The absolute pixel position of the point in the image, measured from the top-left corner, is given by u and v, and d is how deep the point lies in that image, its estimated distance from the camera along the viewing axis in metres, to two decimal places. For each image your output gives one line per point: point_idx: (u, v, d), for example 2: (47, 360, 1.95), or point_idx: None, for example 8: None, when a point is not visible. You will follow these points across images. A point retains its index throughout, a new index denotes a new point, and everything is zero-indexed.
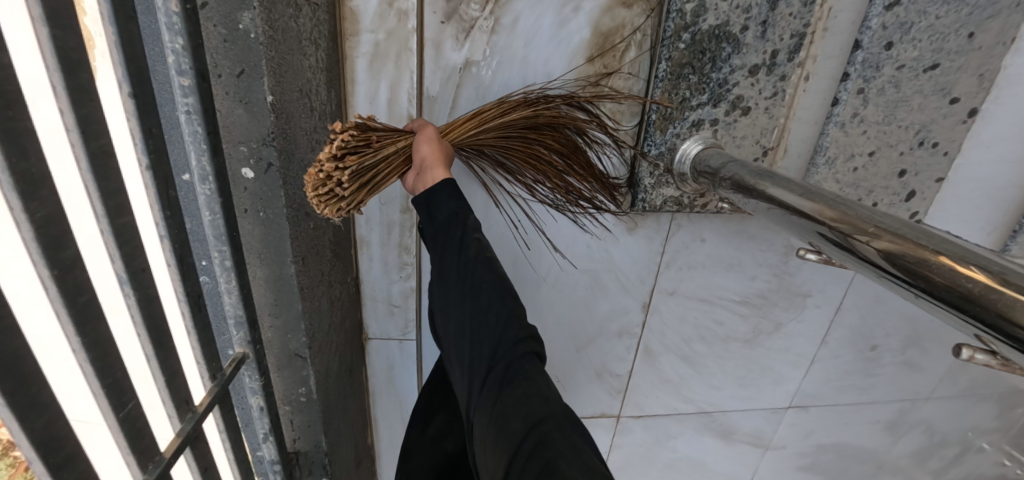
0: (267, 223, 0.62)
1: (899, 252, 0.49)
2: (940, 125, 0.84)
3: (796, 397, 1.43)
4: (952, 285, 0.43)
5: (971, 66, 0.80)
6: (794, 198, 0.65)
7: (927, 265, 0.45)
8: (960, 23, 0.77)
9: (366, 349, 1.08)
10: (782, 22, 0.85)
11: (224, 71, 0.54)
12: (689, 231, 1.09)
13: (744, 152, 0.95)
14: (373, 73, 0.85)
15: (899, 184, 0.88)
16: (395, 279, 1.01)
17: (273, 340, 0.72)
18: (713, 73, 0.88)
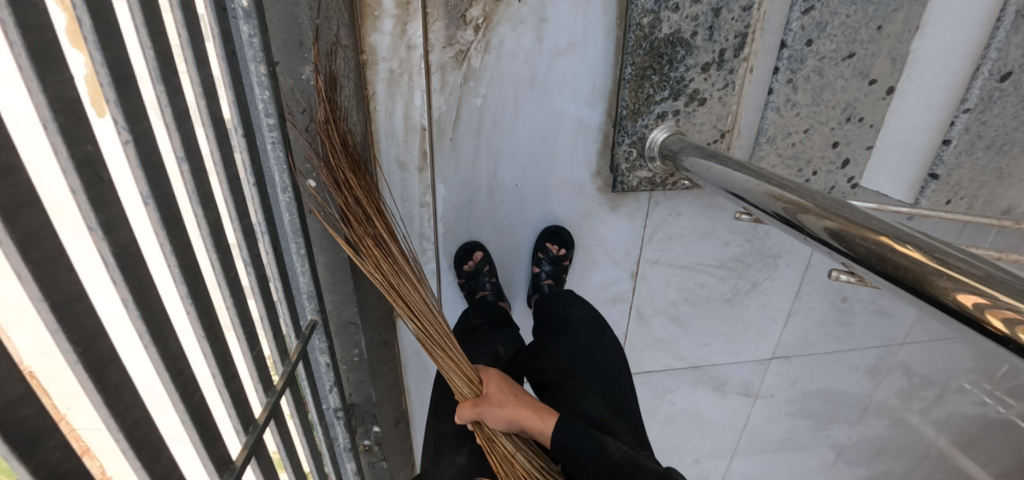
0: (326, 219, 0.82)
1: (843, 229, 0.55)
2: (864, 102, 1.01)
3: (779, 349, 1.61)
4: (885, 260, 0.49)
5: (884, 52, 0.96)
6: (764, 188, 0.73)
7: (863, 241, 0.52)
8: (869, 18, 0.93)
9: (397, 324, 1.29)
10: (726, 25, 1.03)
11: (291, 109, 0.73)
12: (666, 206, 1.27)
13: (704, 136, 1.13)
14: (391, 94, 1.04)
15: (834, 154, 1.05)
16: (417, 263, 1.22)
17: (333, 311, 0.92)
18: (671, 73, 1.05)
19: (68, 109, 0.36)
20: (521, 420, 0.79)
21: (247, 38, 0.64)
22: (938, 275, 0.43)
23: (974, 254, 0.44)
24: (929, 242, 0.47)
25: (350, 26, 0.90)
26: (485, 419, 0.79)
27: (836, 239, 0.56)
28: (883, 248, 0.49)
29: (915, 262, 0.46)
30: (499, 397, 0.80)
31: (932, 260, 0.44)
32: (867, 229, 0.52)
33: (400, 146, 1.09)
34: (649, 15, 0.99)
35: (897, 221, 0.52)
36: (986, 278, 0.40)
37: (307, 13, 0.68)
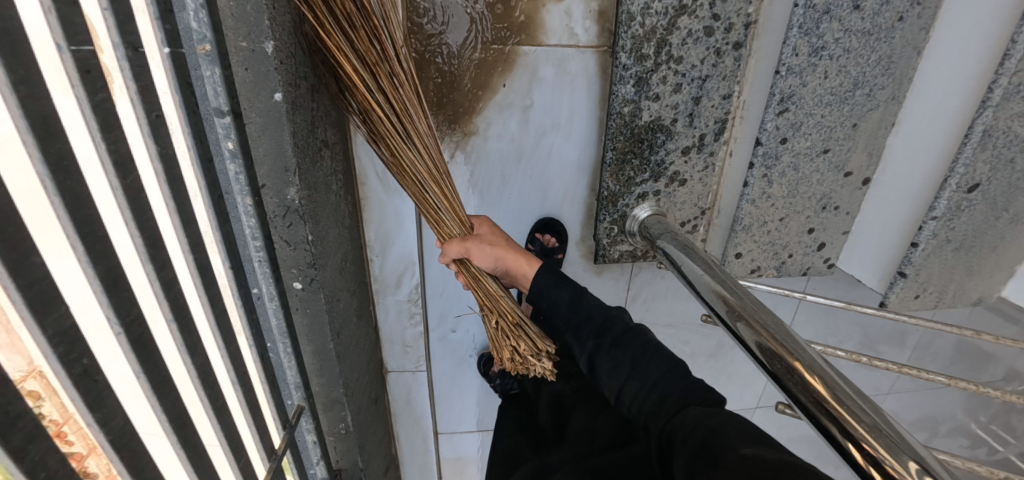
0: (313, 315, 0.88)
1: (771, 351, 0.64)
2: (839, 193, 1.03)
3: (764, 396, 1.64)
4: (807, 394, 0.57)
5: (860, 147, 0.98)
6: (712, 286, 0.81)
7: (790, 372, 0.60)
8: (844, 118, 0.94)
9: (387, 379, 1.35)
10: (706, 112, 1.05)
11: (278, 224, 0.78)
12: (649, 270, 1.31)
13: (685, 213, 1.15)
14: (379, 176, 1.06)
15: (810, 239, 1.07)
16: (407, 325, 1.27)
17: (320, 391, 0.98)
18: (652, 157, 1.08)
19: (64, 341, 0.45)
20: (512, 259, 0.91)
21: (234, 174, 0.69)
22: (840, 418, 0.52)
23: (871, 403, 0.53)
24: (836, 382, 0.56)
25: (339, 121, 0.95)
26: (473, 248, 0.91)
27: (763, 355, 0.65)
28: (804, 382, 0.58)
29: (826, 402, 0.55)
30: (482, 249, 0.91)
31: (839, 404, 0.53)
32: (792, 360, 0.61)
33: (387, 221, 1.12)
34: (629, 105, 1.02)
35: (819, 355, 0.61)
36: (875, 432, 0.49)
37: (291, 142, 0.73)
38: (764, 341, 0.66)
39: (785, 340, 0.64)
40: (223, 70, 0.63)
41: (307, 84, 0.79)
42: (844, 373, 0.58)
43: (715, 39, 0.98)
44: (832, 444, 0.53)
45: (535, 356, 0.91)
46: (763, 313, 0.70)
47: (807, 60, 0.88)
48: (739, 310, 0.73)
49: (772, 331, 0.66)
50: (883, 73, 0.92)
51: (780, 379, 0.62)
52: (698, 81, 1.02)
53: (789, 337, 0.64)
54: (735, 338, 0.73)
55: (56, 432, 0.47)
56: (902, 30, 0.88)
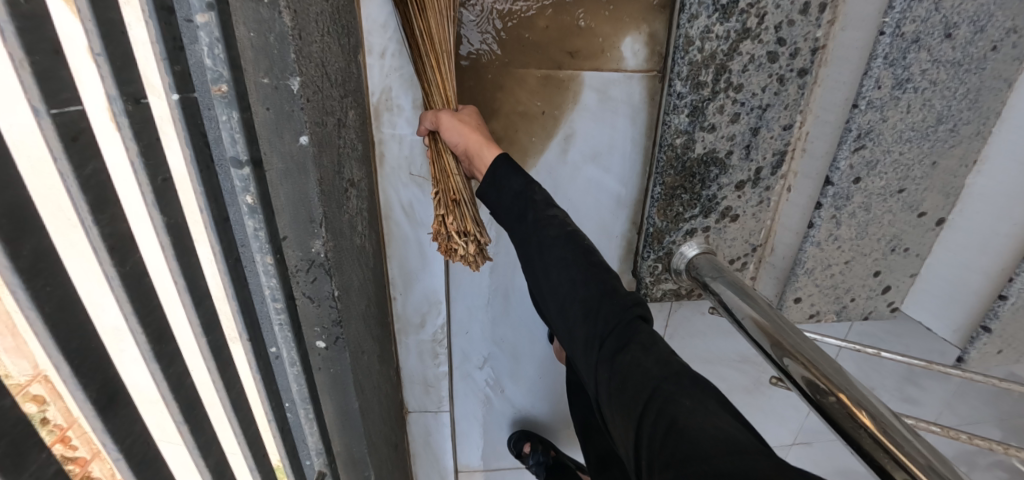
0: (337, 375, 0.78)
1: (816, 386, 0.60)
2: (910, 234, 0.94)
3: (800, 433, 1.55)
4: (869, 444, 0.52)
5: (936, 186, 0.89)
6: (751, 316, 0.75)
7: (848, 418, 0.55)
8: (923, 155, 0.86)
9: (407, 420, 1.25)
10: (764, 144, 0.96)
11: (300, 280, 0.68)
12: (689, 307, 1.21)
13: (735, 250, 1.06)
14: (406, 210, 0.97)
15: (875, 282, 0.98)
16: (429, 365, 1.17)
17: (341, 452, 0.88)
18: (704, 191, 0.98)
19: None
20: (468, 137, 0.77)
21: (252, 231, 0.59)
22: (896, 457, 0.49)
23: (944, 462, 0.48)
24: (889, 420, 0.52)
25: (364, 154, 0.85)
26: (443, 117, 0.78)
27: (812, 392, 0.60)
28: (867, 433, 0.52)
29: (881, 443, 0.51)
30: (452, 124, 0.78)
31: (909, 462, 0.48)
32: (850, 403, 0.55)
33: (413, 258, 1.03)
34: (682, 136, 0.93)
35: (879, 400, 0.55)
36: (927, 470, 0.47)
37: (318, 190, 0.63)
38: (814, 379, 0.60)
39: (840, 380, 0.59)
40: (243, 114, 0.53)
41: (334, 120, 0.69)
42: (909, 423, 0.52)
43: (778, 65, 0.89)
44: None
45: (460, 236, 0.80)
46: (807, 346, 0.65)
47: (890, 93, 0.79)
48: (784, 341, 0.68)
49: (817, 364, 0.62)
50: (969, 107, 0.83)
51: (835, 425, 0.56)
52: (757, 110, 0.93)
53: (842, 375, 0.59)
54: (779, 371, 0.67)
55: (59, 437, 0.42)
56: (995, 61, 0.79)
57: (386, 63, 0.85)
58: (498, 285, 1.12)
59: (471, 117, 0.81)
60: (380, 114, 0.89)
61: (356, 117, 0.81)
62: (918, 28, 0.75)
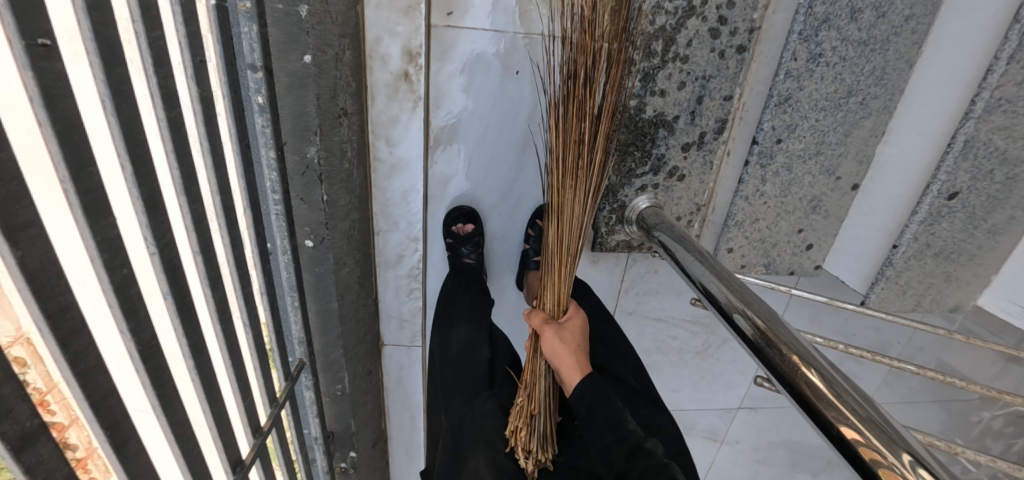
0: (320, 275, 0.91)
1: (776, 351, 0.73)
2: (829, 196, 1.08)
3: (747, 400, 1.65)
4: (799, 378, 0.68)
5: (851, 154, 1.04)
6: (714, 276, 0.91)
7: (780, 356, 0.72)
8: (836, 125, 1.00)
9: (382, 352, 1.38)
10: (707, 111, 1.10)
11: (296, 181, 0.82)
12: (644, 264, 1.35)
13: (682, 207, 1.20)
14: (392, 149, 1.12)
15: (798, 238, 1.13)
16: (405, 300, 1.30)
17: (320, 351, 1.00)
18: (653, 150, 1.13)
19: (112, 249, 0.46)
20: (567, 361, 0.85)
21: (260, 128, 0.73)
22: (837, 408, 0.62)
23: (860, 394, 0.63)
24: (834, 378, 0.65)
25: (357, 94, 0.99)
26: (551, 335, 0.86)
27: (760, 343, 0.76)
28: (794, 366, 0.69)
29: (826, 397, 0.63)
30: (553, 339, 0.86)
31: (833, 392, 0.63)
32: (779, 340, 0.73)
33: (396, 192, 1.16)
34: (635, 98, 1.08)
35: (807, 341, 0.72)
36: (869, 422, 0.59)
37: (315, 103, 0.77)
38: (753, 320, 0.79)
39: (772, 324, 0.77)
40: (260, 28, 0.67)
41: (333, 52, 0.83)
42: (833, 364, 0.68)
43: (720, 41, 1.04)
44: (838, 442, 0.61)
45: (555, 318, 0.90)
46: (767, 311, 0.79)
47: (805, 64, 0.94)
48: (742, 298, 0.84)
49: (775, 329, 0.75)
50: (876, 83, 0.97)
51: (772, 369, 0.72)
52: (701, 80, 1.08)
53: (777, 320, 0.77)
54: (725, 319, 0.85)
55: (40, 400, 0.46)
56: (897, 44, 0.94)
57: (382, 17, 0.99)
58: None
59: (574, 335, 0.88)
60: (373, 63, 1.03)
61: (354, 57, 0.96)
62: (827, 9, 0.89)
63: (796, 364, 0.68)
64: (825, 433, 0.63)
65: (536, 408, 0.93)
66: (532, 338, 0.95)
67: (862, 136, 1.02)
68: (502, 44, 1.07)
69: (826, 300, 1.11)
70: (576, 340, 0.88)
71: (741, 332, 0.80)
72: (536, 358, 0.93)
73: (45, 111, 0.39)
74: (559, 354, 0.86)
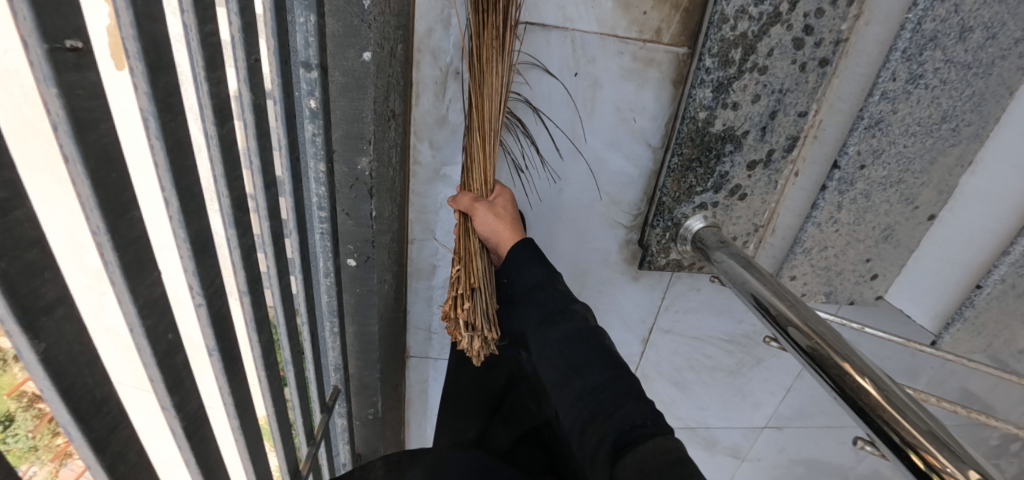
0: (361, 296, 0.82)
1: (827, 357, 0.68)
2: (903, 226, 1.01)
3: (774, 419, 1.60)
4: (853, 387, 0.63)
5: (934, 183, 0.96)
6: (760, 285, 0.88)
7: (833, 365, 0.67)
8: (925, 151, 0.92)
9: (407, 364, 1.29)
10: (779, 128, 1.02)
11: (342, 195, 0.72)
12: (687, 282, 1.27)
13: (740, 227, 1.12)
14: (435, 153, 1.01)
15: (865, 268, 1.06)
16: (435, 312, 1.21)
17: (354, 374, 0.92)
18: (717, 167, 1.05)
19: (156, 312, 0.36)
20: (501, 231, 0.79)
21: (310, 136, 0.63)
22: (891, 415, 0.57)
23: (918, 405, 0.57)
24: (896, 393, 0.59)
25: (402, 92, 0.89)
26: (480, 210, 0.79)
27: (812, 354, 0.71)
28: (847, 374, 0.65)
29: (881, 404, 0.58)
30: (488, 219, 0.79)
31: (887, 399, 0.58)
32: (834, 350, 0.69)
33: (435, 198, 1.06)
34: (704, 110, 0.99)
35: (860, 352, 0.67)
36: (924, 430, 0.53)
37: (372, 108, 0.66)
38: (806, 329, 0.75)
39: (826, 332, 0.73)
40: (319, 18, 0.56)
41: (388, 47, 0.73)
42: (889, 376, 0.63)
43: (803, 53, 0.95)
44: (894, 453, 0.55)
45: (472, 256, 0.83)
46: (816, 321, 0.75)
47: (902, 86, 0.85)
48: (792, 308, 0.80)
49: (828, 339, 0.71)
50: (973, 109, 0.89)
51: (825, 380, 0.68)
52: (777, 94, 0.99)
53: (829, 331, 0.73)
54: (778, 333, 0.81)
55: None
56: (1001, 68, 0.85)
57: (433, 7, 0.88)
58: None
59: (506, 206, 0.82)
60: (421, 57, 0.92)
61: (402, 51, 0.85)
62: (936, 27, 0.81)
63: (845, 368, 0.64)
64: (893, 453, 0.55)
65: (478, 297, 0.81)
66: (459, 219, 0.85)
67: (948, 163, 0.94)
68: (561, 43, 0.97)
69: (894, 336, 1.05)
70: (509, 210, 0.82)
71: (797, 349, 0.75)
72: (469, 244, 0.83)
73: (75, 145, 0.28)
74: (499, 247, 0.80)
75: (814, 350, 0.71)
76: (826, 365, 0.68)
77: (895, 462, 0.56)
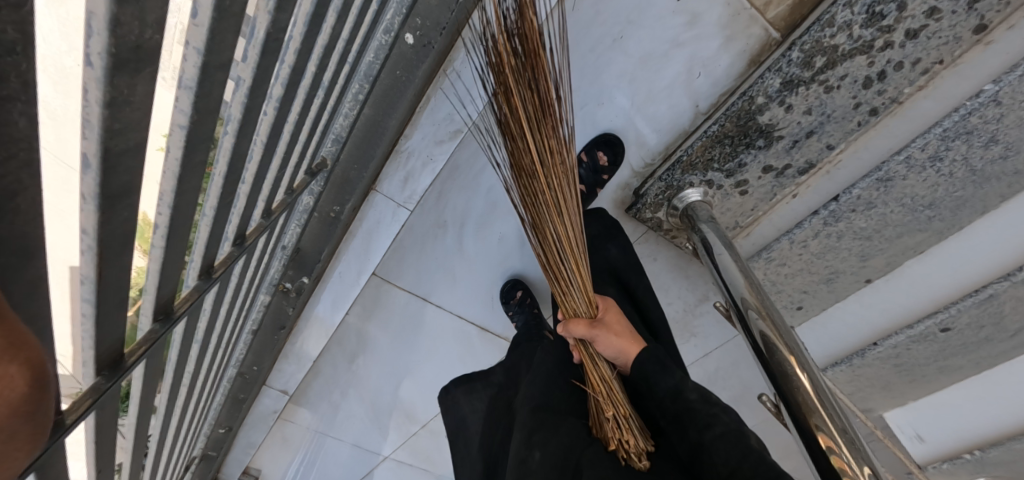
0: None
1: (776, 347, 0.77)
2: (847, 276, 1.16)
3: None
4: (791, 378, 0.72)
5: (887, 253, 1.10)
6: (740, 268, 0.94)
7: (779, 354, 0.76)
8: (901, 223, 1.05)
9: (368, 197, 1.23)
10: (807, 148, 1.09)
11: None
12: (650, 247, 1.37)
13: (727, 217, 1.21)
14: None
15: (797, 298, 1.25)
16: (425, 158, 1.17)
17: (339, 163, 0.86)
18: (740, 154, 1.10)
19: None
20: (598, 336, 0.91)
21: None
22: (817, 414, 0.67)
23: (842, 412, 0.68)
24: (823, 390, 0.70)
25: None
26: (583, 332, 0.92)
27: (763, 341, 0.79)
28: (789, 367, 0.73)
29: (812, 404, 0.68)
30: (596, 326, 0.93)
31: (818, 399, 0.68)
32: (784, 342, 0.77)
33: None
34: (764, 97, 1.03)
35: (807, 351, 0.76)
36: (840, 431, 0.64)
37: None
38: (762, 316, 0.82)
39: (779, 325, 0.80)
40: None
41: None
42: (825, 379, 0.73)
43: (866, 93, 1.01)
44: (808, 439, 0.67)
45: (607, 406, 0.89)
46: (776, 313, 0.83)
47: (924, 159, 0.96)
48: (756, 296, 0.87)
49: (780, 330, 0.79)
50: (951, 207, 1.00)
51: (766, 363, 0.77)
52: (824, 117, 1.05)
53: (785, 326, 0.80)
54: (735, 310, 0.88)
55: None
56: (992, 187, 0.95)
57: None
58: None
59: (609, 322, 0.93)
60: None
61: None
62: (981, 123, 0.89)
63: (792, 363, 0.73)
64: (803, 435, 0.68)
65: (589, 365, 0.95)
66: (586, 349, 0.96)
67: (910, 239, 1.07)
68: None
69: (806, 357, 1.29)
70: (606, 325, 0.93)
71: (748, 329, 0.83)
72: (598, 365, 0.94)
73: None
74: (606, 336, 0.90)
75: (766, 342, 0.78)
76: (773, 351, 0.77)
77: (801, 443, 0.69)
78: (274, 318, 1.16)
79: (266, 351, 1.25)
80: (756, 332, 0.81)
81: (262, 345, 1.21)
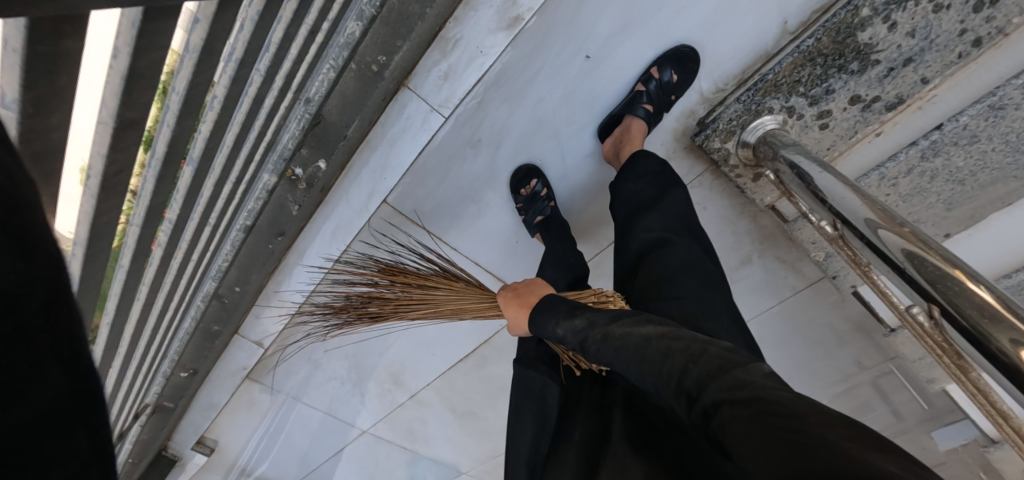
0: None
1: (929, 260, 0.62)
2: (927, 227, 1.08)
3: None
4: (963, 293, 0.57)
5: (978, 203, 1.01)
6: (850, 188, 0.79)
7: (935, 268, 0.61)
8: (1005, 164, 0.95)
9: (396, 94, 1.05)
10: (899, 80, 0.97)
11: None
12: (703, 192, 1.26)
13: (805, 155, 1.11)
14: None
15: None
16: (474, 50, 1.00)
17: None
18: (831, 78, 1.00)
19: None
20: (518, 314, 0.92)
21: None
22: (1016, 330, 0.51)
23: None
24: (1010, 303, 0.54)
25: None
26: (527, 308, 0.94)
27: (908, 257, 0.64)
28: (956, 281, 0.58)
29: (1003, 318, 0.52)
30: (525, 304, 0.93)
31: (1011, 311, 0.52)
32: (937, 253, 0.62)
33: None
34: (870, 9, 0.92)
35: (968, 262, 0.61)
36: None
37: None
38: (898, 231, 0.67)
39: (924, 238, 0.65)
40: None
41: None
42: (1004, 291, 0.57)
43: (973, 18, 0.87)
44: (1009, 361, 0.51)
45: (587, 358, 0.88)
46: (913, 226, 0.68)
47: None
48: (882, 212, 0.72)
49: (927, 243, 0.64)
50: None
51: (919, 280, 0.62)
52: (925, 43, 0.92)
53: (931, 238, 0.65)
54: (856, 230, 0.74)
55: None
56: None
57: None
58: (583, 30, 1.01)
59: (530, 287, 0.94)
60: None
61: None
62: None
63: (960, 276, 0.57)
64: (999, 361, 0.52)
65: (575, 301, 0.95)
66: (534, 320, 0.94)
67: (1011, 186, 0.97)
68: None
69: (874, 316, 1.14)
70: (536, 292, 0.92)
71: (883, 247, 0.68)
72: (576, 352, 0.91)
73: None
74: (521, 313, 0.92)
75: (913, 256, 0.64)
76: (926, 265, 0.61)
77: (994, 370, 0.53)
78: (272, 218, 1.03)
79: (255, 264, 1.09)
80: (897, 248, 0.66)
81: (250, 253, 1.08)
